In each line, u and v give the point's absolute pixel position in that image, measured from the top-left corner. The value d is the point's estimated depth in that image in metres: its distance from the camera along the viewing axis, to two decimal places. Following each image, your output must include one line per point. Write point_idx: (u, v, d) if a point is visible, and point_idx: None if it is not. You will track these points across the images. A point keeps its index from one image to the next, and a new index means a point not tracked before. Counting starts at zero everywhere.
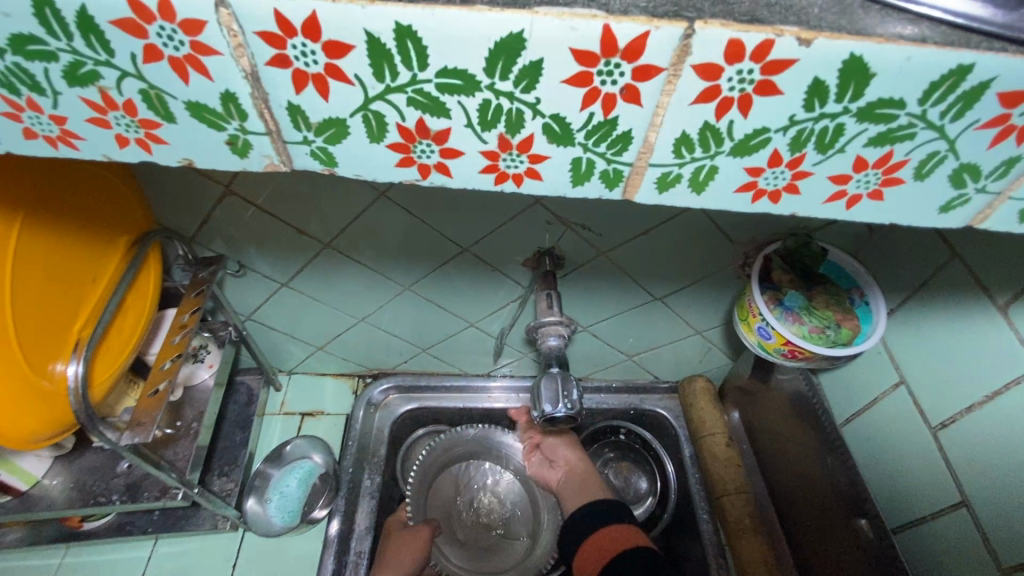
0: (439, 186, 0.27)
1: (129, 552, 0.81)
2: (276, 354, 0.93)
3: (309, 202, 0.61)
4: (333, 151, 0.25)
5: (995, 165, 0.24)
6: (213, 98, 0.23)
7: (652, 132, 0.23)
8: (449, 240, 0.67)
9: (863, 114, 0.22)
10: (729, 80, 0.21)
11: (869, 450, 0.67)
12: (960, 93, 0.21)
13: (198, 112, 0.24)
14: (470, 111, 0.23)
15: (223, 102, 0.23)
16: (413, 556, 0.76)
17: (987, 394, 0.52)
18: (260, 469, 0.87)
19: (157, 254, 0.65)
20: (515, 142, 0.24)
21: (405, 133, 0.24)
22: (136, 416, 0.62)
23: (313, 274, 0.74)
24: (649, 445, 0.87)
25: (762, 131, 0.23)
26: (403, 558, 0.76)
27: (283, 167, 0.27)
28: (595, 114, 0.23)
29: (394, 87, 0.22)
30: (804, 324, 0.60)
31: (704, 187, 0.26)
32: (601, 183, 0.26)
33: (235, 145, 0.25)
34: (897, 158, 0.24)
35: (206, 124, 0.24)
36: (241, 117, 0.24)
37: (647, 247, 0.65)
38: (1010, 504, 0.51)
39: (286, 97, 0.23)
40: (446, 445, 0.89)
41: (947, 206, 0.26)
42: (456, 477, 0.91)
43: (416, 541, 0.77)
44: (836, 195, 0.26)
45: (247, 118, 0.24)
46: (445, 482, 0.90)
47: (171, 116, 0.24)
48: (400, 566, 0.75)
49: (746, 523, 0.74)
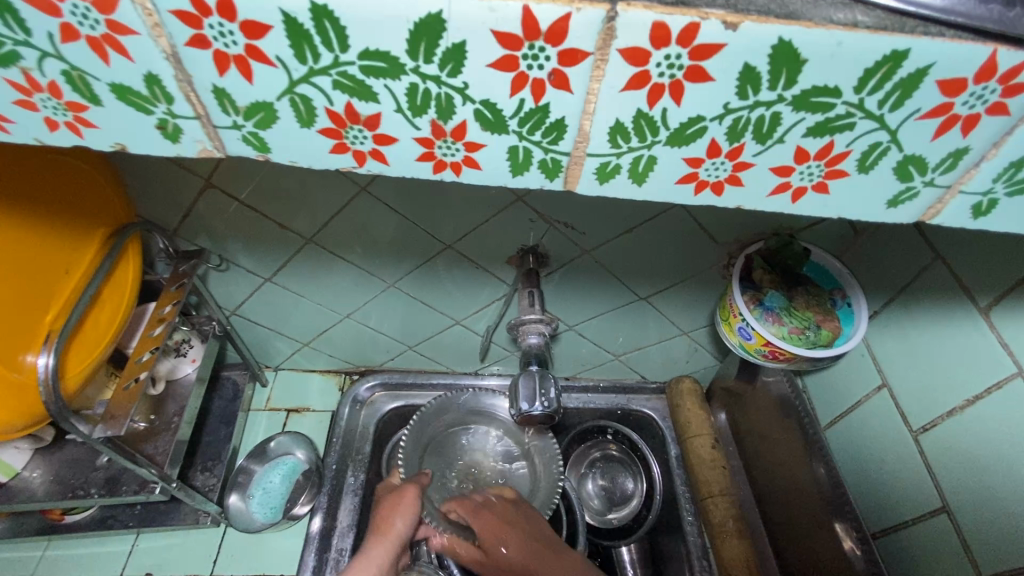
0: (377, 174, 0.27)
1: (111, 546, 0.81)
2: (263, 350, 0.92)
3: (286, 195, 0.60)
4: (264, 137, 0.25)
5: (941, 158, 0.24)
6: (136, 80, 0.23)
7: (586, 119, 0.23)
8: (432, 237, 0.66)
9: (798, 103, 0.22)
10: (657, 66, 0.21)
11: (853, 453, 0.67)
12: (896, 80, 0.21)
13: (123, 96, 0.24)
14: (398, 96, 0.23)
15: (147, 84, 0.23)
16: (407, 514, 0.68)
17: (967, 398, 0.51)
18: (243, 465, 0.86)
19: (136, 246, 0.64)
20: (448, 129, 0.24)
21: (335, 118, 0.24)
22: (110, 409, 0.62)
23: (295, 270, 0.73)
24: (637, 445, 0.85)
25: (697, 119, 0.23)
26: (398, 519, 0.67)
27: (218, 153, 0.27)
28: (526, 101, 0.23)
29: (318, 70, 0.22)
30: (784, 325, 0.59)
31: (644, 178, 0.26)
32: (541, 173, 0.26)
33: (166, 130, 0.25)
34: (838, 149, 0.24)
35: (133, 107, 0.24)
36: (167, 101, 0.24)
37: (631, 246, 0.64)
38: (991, 510, 0.50)
39: (210, 80, 0.23)
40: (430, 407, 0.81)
41: (895, 200, 0.26)
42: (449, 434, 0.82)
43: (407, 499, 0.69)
44: (780, 187, 0.26)
45: (173, 102, 0.24)
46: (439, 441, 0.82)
47: (97, 99, 0.24)
48: (393, 529, 0.67)
49: (730, 525, 0.72)
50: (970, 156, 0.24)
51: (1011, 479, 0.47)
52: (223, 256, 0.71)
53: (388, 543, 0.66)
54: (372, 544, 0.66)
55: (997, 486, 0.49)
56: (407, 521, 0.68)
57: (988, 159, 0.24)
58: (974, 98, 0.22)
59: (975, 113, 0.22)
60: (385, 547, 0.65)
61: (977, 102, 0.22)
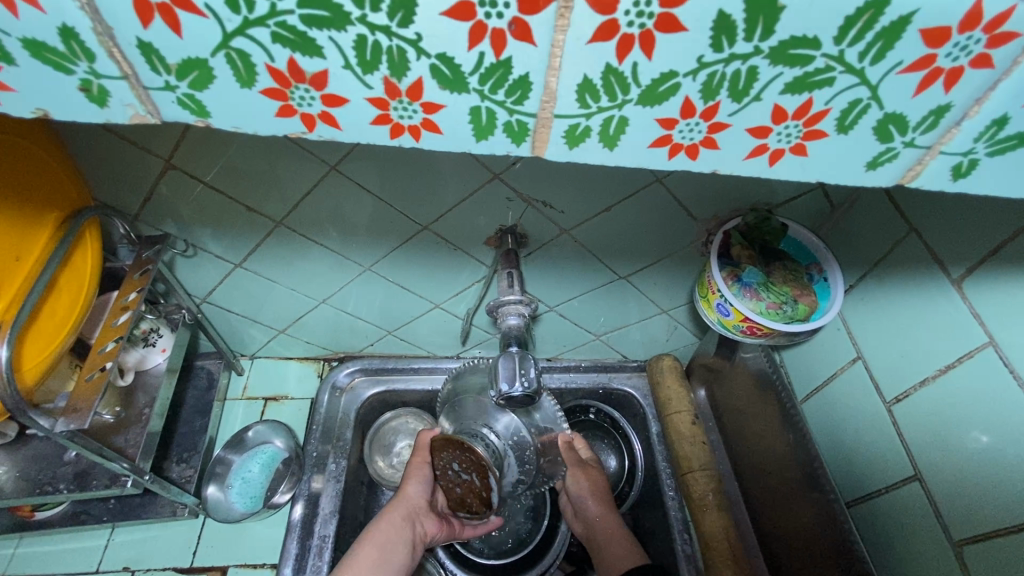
0: (329, 140, 0.25)
1: (84, 541, 0.79)
2: (237, 338, 0.90)
3: (253, 175, 0.58)
4: (202, 99, 0.23)
5: (922, 116, 0.23)
6: (51, 34, 0.21)
7: (552, 76, 0.22)
8: (408, 218, 0.64)
9: (775, 55, 0.21)
10: (627, 14, 0.20)
11: (829, 425, 0.68)
12: (880, 30, 0.20)
13: (38, 52, 0.21)
14: (345, 49, 0.21)
15: (63, 39, 0.21)
16: (419, 480, 0.69)
17: (939, 368, 0.52)
18: (220, 456, 0.85)
19: (94, 231, 0.61)
20: (403, 88, 0.23)
21: (278, 76, 0.22)
22: (73, 402, 0.60)
23: (267, 254, 0.71)
24: (618, 423, 0.87)
25: (670, 75, 0.22)
26: (412, 480, 0.69)
27: (153, 120, 0.25)
28: (486, 55, 0.21)
29: (253, 20, 0.20)
30: (762, 300, 0.60)
31: (615, 142, 0.25)
32: (506, 137, 0.25)
33: (91, 93, 0.23)
34: (817, 108, 0.23)
35: (50, 66, 0.22)
36: (88, 58, 0.22)
37: (611, 224, 0.63)
38: (960, 476, 0.51)
39: (133, 33, 0.21)
40: (469, 364, 0.74)
41: (874, 162, 0.25)
42: (474, 390, 0.71)
43: (416, 459, 0.69)
44: (757, 150, 0.25)
45: (96, 59, 0.22)
46: (453, 411, 0.71)
47: (9, 57, 0.21)
48: (406, 492, 0.68)
49: (709, 499, 0.71)
50: (953, 114, 0.23)
51: (979, 446, 0.49)
52: (190, 241, 0.68)
53: (402, 506, 0.67)
54: (392, 507, 0.66)
55: (966, 452, 0.50)
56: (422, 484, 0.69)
57: (970, 117, 0.23)
58: (959, 50, 0.21)
59: (960, 66, 0.21)
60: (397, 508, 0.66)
61: (963, 54, 0.21)
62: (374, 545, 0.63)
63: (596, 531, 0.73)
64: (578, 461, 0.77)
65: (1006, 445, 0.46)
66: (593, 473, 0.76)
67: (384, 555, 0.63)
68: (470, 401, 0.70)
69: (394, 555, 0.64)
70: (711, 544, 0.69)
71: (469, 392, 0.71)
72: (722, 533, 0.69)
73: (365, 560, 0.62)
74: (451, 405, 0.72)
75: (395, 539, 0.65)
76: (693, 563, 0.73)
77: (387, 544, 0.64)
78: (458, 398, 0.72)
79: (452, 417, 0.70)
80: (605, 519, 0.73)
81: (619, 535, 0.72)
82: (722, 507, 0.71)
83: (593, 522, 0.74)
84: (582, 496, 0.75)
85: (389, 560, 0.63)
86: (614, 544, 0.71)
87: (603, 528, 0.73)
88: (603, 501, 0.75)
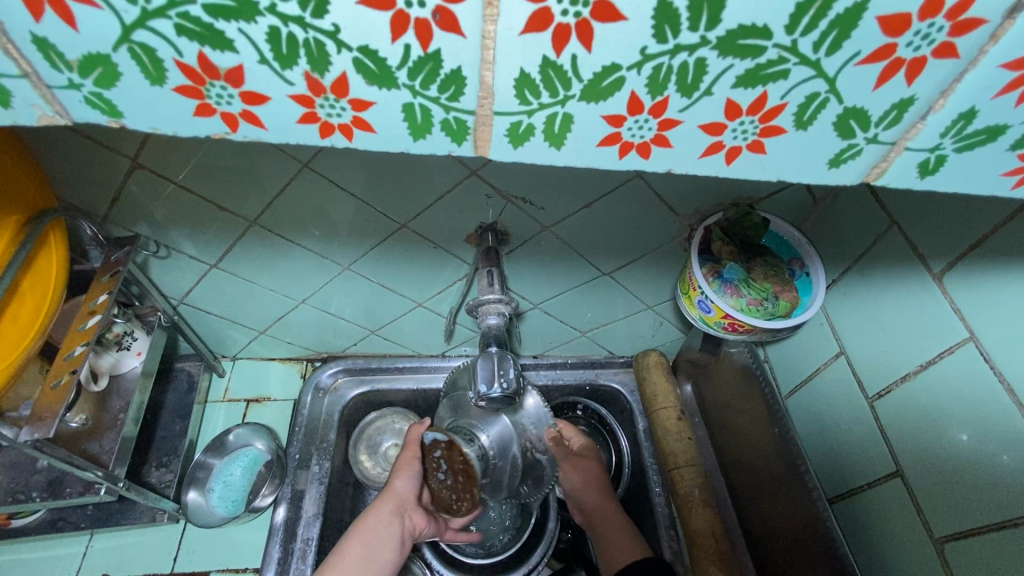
0: (255, 140, 0.24)
1: (62, 549, 0.77)
2: (217, 339, 0.88)
3: (222, 175, 0.56)
4: (111, 98, 0.22)
5: (884, 110, 0.22)
6: None
7: (486, 70, 0.21)
8: (385, 216, 0.63)
9: (723, 46, 0.20)
10: (559, 2, 0.19)
11: (813, 420, 0.68)
12: (832, 18, 0.19)
13: None
14: (258, 43, 0.20)
15: None
16: (405, 473, 0.66)
17: (920, 364, 0.51)
18: (201, 460, 0.84)
19: (58, 233, 0.58)
20: (327, 85, 0.21)
21: (189, 72, 0.21)
22: (38, 409, 0.58)
23: (242, 255, 0.69)
24: (604, 419, 0.85)
25: (612, 69, 0.21)
26: (402, 478, 0.65)
27: (63, 121, 0.23)
28: (412, 47, 0.20)
29: (153, 11, 0.19)
30: (742, 297, 0.59)
31: (561, 141, 0.24)
32: (445, 135, 0.24)
33: None
34: (772, 103, 0.22)
35: None
36: None
37: (593, 219, 0.62)
38: (940, 471, 0.51)
39: (25, 28, 0.19)
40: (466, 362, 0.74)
41: (837, 159, 0.24)
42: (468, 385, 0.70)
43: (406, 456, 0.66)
44: (712, 148, 0.24)
45: None
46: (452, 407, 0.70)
47: None
48: (392, 488, 0.65)
49: (695, 495, 0.71)
50: (917, 107, 0.22)
51: (961, 443, 0.48)
52: (162, 242, 0.67)
53: (386, 500, 0.64)
54: (380, 503, 0.65)
55: (947, 447, 0.50)
56: (410, 476, 0.66)
57: (936, 111, 0.22)
58: (919, 39, 0.20)
59: (922, 57, 0.20)
60: (383, 503, 0.64)
61: (923, 44, 0.20)
62: (360, 545, 0.62)
63: (596, 521, 0.72)
64: (567, 454, 0.75)
65: (986, 441, 0.46)
66: (584, 464, 0.74)
67: (370, 553, 0.62)
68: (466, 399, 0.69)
69: (379, 557, 0.63)
70: (697, 541, 0.68)
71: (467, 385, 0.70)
72: (711, 529, 0.68)
73: (350, 559, 0.61)
74: (452, 401, 0.72)
75: (383, 537, 0.63)
76: (682, 561, 0.72)
77: (373, 545, 0.63)
78: (458, 394, 0.71)
79: (450, 412, 0.70)
80: (606, 509, 0.72)
81: (621, 527, 0.70)
82: (710, 504, 0.71)
83: (591, 512, 0.73)
84: (577, 489, 0.74)
85: (376, 559, 0.62)
86: (615, 535, 0.69)
87: (604, 519, 0.71)
88: (600, 489, 0.73)
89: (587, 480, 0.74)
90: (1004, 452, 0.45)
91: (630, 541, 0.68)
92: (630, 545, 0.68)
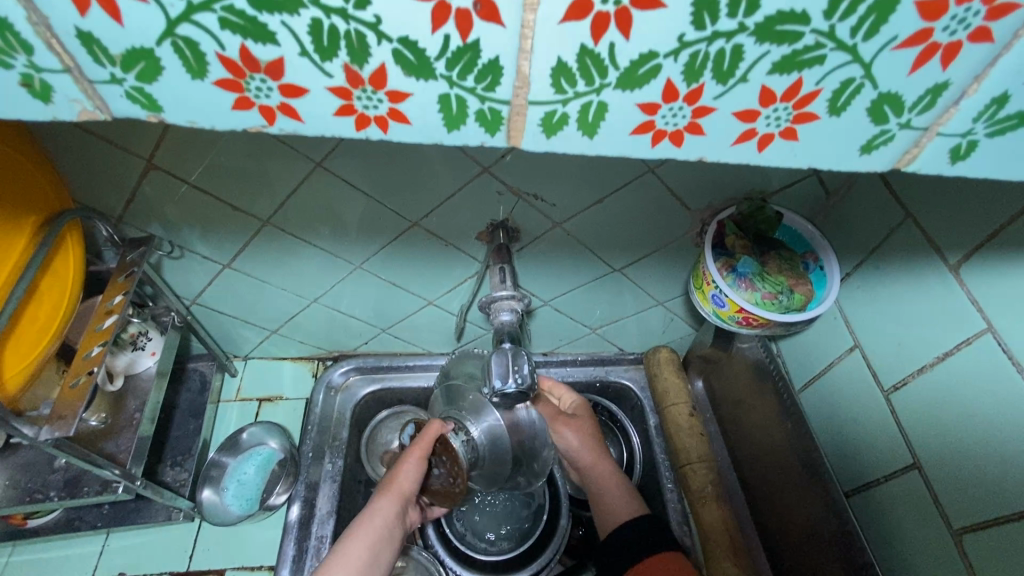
0: (291, 133, 0.24)
1: (79, 548, 0.78)
2: (229, 339, 0.89)
3: (238, 174, 0.56)
4: (152, 93, 0.22)
5: (919, 95, 0.22)
6: None
7: (524, 60, 0.21)
8: (396, 213, 0.63)
9: (760, 32, 0.20)
10: None
11: (826, 415, 0.68)
12: (870, 3, 0.19)
13: None
14: (300, 35, 0.20)
15: None
16: (411, 468, 0.64)
17: (937, 356, 0.51)
18: (215, 459, 0.85)
19: (76, 234, 0.59)
20: (365, 77, 0.22)
21: (230, 66, 0.21)
22: (58, 408, 0.58)
23: (255, 255, 0.70)
24: (615, 415, 0.84)
25: (649, 56, 0.21)
26: (408, 471, 0.64)
27: (102, 115, 0.24)
28: (451, 38, 0.20)
29: (199, 5, 0.19)
30: (757, 291, 0.59)
31: (595, 130, 0.24)
32: (479, 127, 0.24)
33: (33, 88, 0.22)
34: (807, 89, 0.22)
35: None
36: (26, 50, 0.21)
37: (604, 215, 0.62)
38: (957, 464, 0.50)
39: (72, 22, 0.20)
40: (463, 352, 0.75)
41: (869, 146, 0.24)
42: (468, 377, 0.71)
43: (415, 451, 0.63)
44: (744, 135, 0.24)
45: (34, 51, 0.21)
46: (449, 396, 0.72)
47: None
48: (399, 481, 0.63)
49: (708, 491, 0.71)
50: (952, 92, 0.22)
51: (979, 435, 0.48)
52: (177, 242, 0.67)
53: (393, 496, 0.63)
54: (383, 499, 0.63)
55: (964, 439, 0.49)
56: (415, 469, 0.64)
57: (969, 96, 0.22)
58: (957, 23, 0.20)
59: (959, 40, 0.20)
60: (391, 498, 0.62)
61: (961, 27, 0.20)
62: (364, 539, 0.60)
63: (592, 482, 0.70)
64: (557, 413, 0.74)
65: (1005, 434, 0.46)
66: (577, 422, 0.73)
67: (374, 551, 0.60)
68: (459, 389, 0.71)
69: (381, 554, 0.61)
70: (709, 535, 0.68)
71: (466, 374, 0.72)
72: (726, 523, 0.69)
73: (355, 556, 0.59)
74: (446, 389, 0.74)
75: (386, 534, 0.62)
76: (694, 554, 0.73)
77: (381, 536, 0.61)
78: (451, 385, 0.73)
79: (446, 400, 0.72)
80: (601, 467, 0.70)
81: (617, 487, 0.69)
82: (723, 501, 0.71)
83: (587, 472, 0.71)
84: (570, 447, 0.72)
85: (378, 559, 0.61)
86: (611, 491, 0.68)
87: (600, 479, 0.70)
88: (595, 448, 0.72)
89: (579, 436, 0.72)
90: None
91: (626, 498, 0.67)
92: (623, 501, 0.67)
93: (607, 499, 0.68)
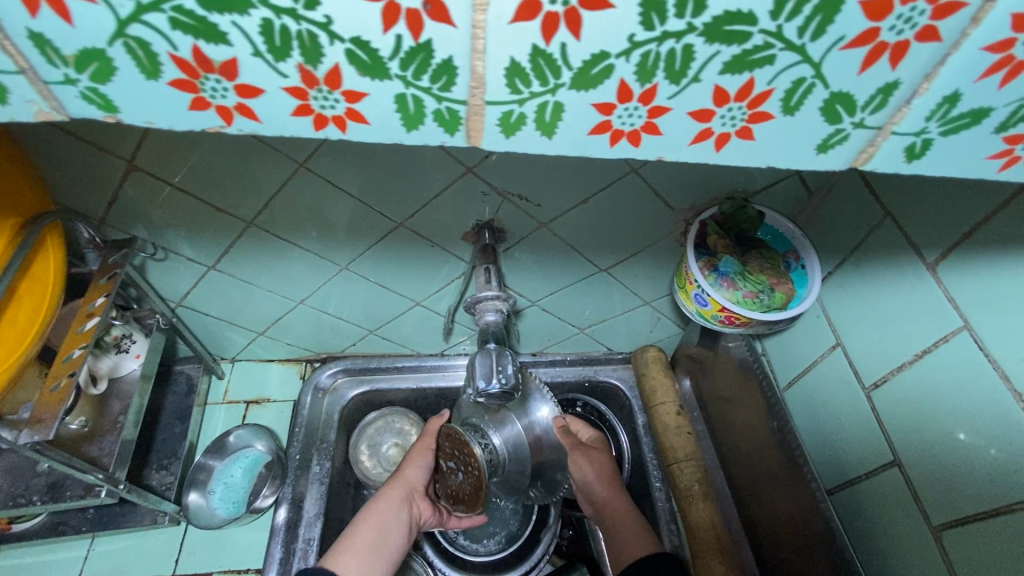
0: (251, 133, 0.24)
1: (63, 553, 0.77)
2: (216, 342, 0.88)
3: (219, 176, 0.56)
4: (108, 93, 0.22)
5: (869, 94, 0.22)
6: None
7: (477, 60, 0.21)
8: (381, 214, 0.63)
9: (709, 33, 0.20)
10: None
11: (810, 412, 0.68)
12: (816, 4, 0.20)
13: None
14: (253, 35, 0.20)
15: None
16: (417, 460, 0.69)
17: (916, 353, 0.51)
18: (202, 462, 0.84)
19: (56, 237, 0.58)
20: (320, 77, 0.22)
21: (185, 66, 0.21)
22: (37, 412, 0.58)
23: (239, 257, 0.69)
24: (604, 415, 0.85)
25: (601, 56, 0.21)
26: (414, 464, 0.69)
27: (60, 116, 0.24)
28: (403, 37, 0.20)
29: (148, 6, 0.19)
30: (738, 290, 0.59)
31: (553, 129, 0.24)
32: (439, 126, 0.24)
33: None
34: (759, 89, 0.22)
35: None
36: None
37: (589, 216, 0.63)
38: (936, 460, 0.51)
39: (22, 23, 0.20)
40: None
41: (825, 144, 0.25)
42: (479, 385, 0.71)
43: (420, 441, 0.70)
44: (701, 135, 0.24)
45: None
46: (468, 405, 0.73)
47: None
48: (404, 473, 0.68)
49: (696, 490, 0.71)
50: (901, 92, 0.22)
51: (957, 430, 0.48)
52: (160, 244, 0.67)
53: (397, 486, 0.66)
54: (389, 489, 0.66)
55: (942, 435, 0.50)
56: (420, 462, 0.69)
57: (919, 95, 0.22)
58: (903, 23, 0.20)
59: (905, 40, 0.21)
60: (396, 486, 0.66)
61: (907, 27, 0.20)
62: (369, 524, 0.62)
63: (607, 518, 0.69)
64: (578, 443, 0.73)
65: (981, 429, 0.46)
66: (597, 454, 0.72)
67: (381, 536, 0.62)
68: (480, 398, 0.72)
69: (387, 540, 0.62)
70: (699, 535, 0.68)
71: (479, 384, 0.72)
72: (716, 525, 0.68)
73: (361, 537, 0.61)
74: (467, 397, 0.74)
75: (392, 520, 0.63)
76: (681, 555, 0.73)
77: (387, 522, 0.63)
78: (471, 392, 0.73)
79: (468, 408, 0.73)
80: (618, 504, 0.69)
81: (631, 520, 0.67)
82: (710, 499, 0.71)
83: (599, 506, 0.70)
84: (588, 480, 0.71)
85: (384, 547, 0.61)
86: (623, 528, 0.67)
87: (614, 514, 0.68)
88: (611, 485, 0.71)
89: (597, 471, 0.72)
90: (997, 452, 0.45)
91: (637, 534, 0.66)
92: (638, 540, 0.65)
93: (619, 536, 0.67)
